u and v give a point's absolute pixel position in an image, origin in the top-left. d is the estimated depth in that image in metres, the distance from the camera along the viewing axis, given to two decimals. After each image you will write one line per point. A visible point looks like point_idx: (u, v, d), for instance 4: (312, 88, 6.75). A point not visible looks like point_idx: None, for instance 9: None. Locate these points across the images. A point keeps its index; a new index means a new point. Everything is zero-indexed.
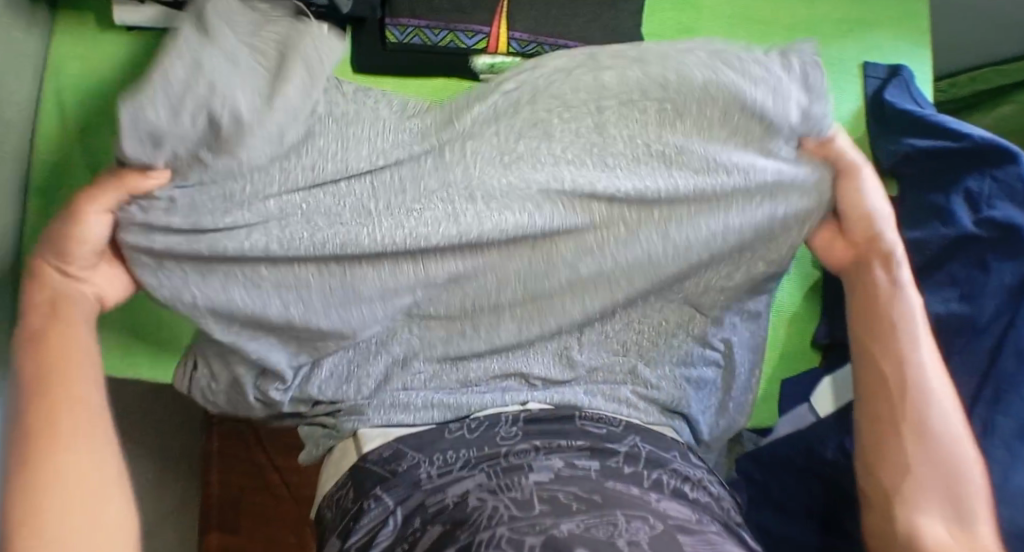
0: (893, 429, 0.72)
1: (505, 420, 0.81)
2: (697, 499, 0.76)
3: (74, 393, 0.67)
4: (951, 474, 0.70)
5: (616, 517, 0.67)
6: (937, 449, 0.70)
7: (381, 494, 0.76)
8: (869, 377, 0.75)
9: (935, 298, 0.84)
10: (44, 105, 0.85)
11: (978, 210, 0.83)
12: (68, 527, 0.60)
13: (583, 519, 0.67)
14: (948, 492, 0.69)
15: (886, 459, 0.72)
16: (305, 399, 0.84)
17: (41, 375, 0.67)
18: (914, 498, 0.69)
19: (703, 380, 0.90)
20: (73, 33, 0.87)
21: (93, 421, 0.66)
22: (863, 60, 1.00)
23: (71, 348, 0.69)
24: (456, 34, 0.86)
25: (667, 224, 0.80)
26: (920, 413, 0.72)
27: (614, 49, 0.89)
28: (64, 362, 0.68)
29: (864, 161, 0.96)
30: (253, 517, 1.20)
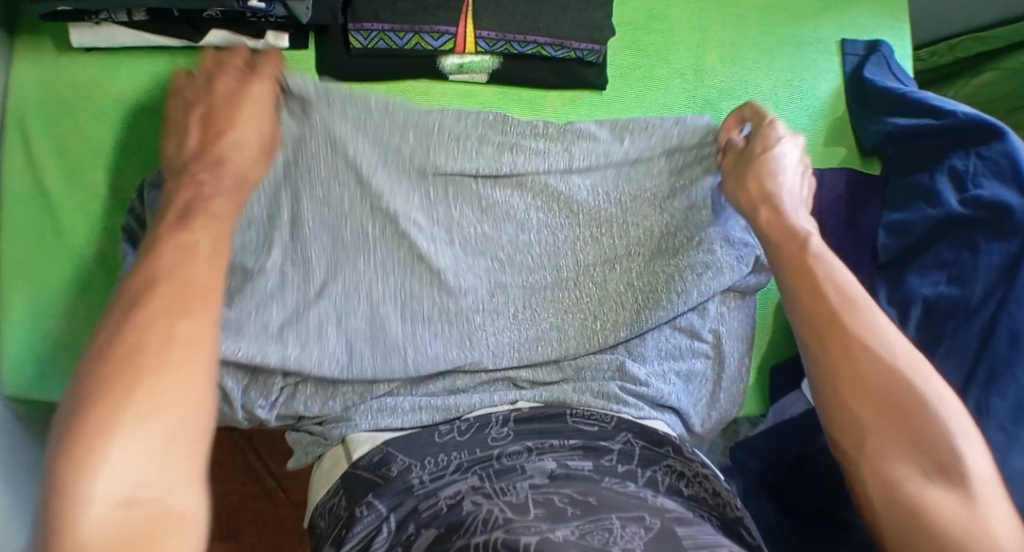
0: (844, 392, 0.66)
1: (495, 421, 0.81)
2: (693, 495, 0.75)
3: (196, 325, 0.58)
4: (912, 416, 0.63)
5: (611, 521, 0.66)
6: (897, 403, 0.64)
7: (373, 500, 0.74)
8: (802, 335, 0.70)
9: (923, 280, 0.82)
10: (7, 132, 0.84)
11: (965, 189, 0.82)
12: (129, 467, 0.51)
13: (579, 524, 0.65)
14: (921, 445, 0.62)
15: (843, 423, 0.66)
16: (290, 416, 0.83)
17: (170, 294, 0.59)
18: (887, 460, 0.63)
19: (691, 369, 0.89)
20: (30, 58, 0.84)
21: (200, 365, 0.57)
22: (841, 37, 0.97)
23: (196, 279, 0.61)
24: (422, 36, 0.84)
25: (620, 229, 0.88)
26: (868, 368, 0.66)
27: (585, 42, 0.87)
28: (189, 285, 0.60)
29: (846, 141, 0.94)
30: (254, 526, 1.20)
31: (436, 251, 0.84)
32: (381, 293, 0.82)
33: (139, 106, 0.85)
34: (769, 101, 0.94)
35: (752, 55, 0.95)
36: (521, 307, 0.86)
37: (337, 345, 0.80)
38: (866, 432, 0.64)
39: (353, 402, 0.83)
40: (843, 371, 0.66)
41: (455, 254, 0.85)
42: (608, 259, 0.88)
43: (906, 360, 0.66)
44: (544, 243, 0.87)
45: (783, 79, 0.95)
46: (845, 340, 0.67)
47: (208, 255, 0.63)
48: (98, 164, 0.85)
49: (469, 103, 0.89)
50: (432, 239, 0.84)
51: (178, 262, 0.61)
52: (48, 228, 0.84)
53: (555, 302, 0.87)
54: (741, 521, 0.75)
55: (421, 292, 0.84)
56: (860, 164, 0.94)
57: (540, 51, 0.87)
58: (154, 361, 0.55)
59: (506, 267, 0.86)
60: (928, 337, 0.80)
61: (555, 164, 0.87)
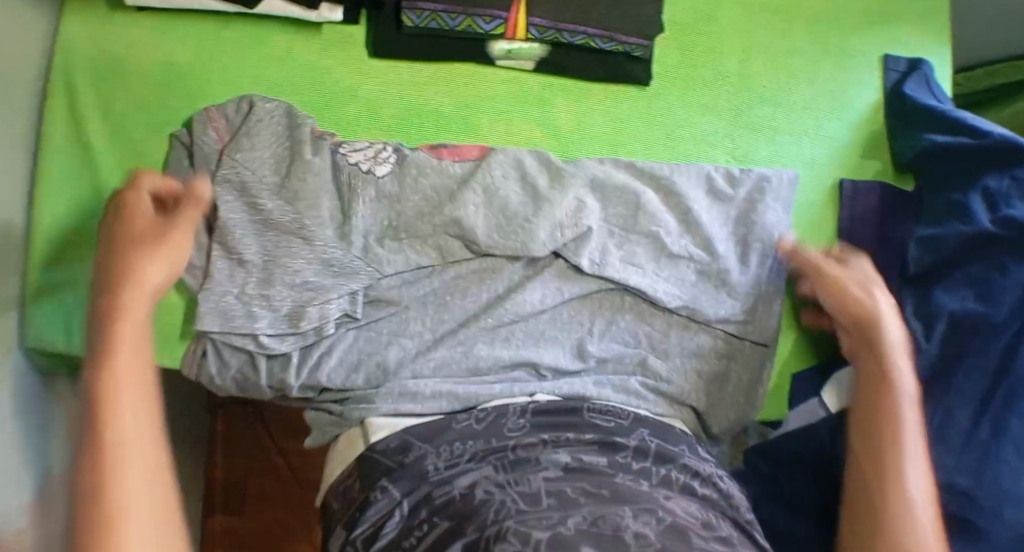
0: (884, 398, 0.73)
1: (512, 410, 0.80)
2: (706, 496, 0.75)
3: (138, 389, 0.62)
4: (920, 446, 0.71)
5: (623, 510, 0.67)
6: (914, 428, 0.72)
7: (388, 484, 0.74)
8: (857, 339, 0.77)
9: (951, 297, 0.83)
10: (53, 82, 0.84)
11: (996, 209, 0.83)
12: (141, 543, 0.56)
13: (591, 509, 0.67)
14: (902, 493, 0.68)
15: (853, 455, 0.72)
16: (313, 388, 0.82)
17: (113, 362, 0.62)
18: (873, 493, 0.69)
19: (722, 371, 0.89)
20: (84, 11, 0.85)
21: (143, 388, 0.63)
22: (883, 53, 0.98)
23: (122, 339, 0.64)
24: (473, 20, 0.85)
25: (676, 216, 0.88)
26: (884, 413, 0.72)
27: (635, 37, 0.88)
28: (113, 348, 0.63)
29: (880, 155, 0.95)
30: (257, 499, 1.19)
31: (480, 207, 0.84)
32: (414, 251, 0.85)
33: (187, 69, 0.85)
34: (807, 110, 0.95)
35: (796, 63, 0.96)
36: (540, 292, 0.85)
37: (378, 302, 0.83)
38: (890, 438, 0.71)
39: (374, 379, 0.82)
40: (885, 381, 0.74)
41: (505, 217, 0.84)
42: (633, 258, 0.86)
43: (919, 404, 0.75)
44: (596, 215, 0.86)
45: (822, 90, 0.95)
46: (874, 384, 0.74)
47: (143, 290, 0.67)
48: (141, 125, 0.84)
49: (514, 90, 0.90)
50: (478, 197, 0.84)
51: (105, 317, 0.64)
52: (86, 181, 0.84)
53: (569, 287, 0.86)
54: (755, 525, 0.76)
55: (445, 272, 0.85)
56: (893, 180, 0.95)
57: (588, 43, 0.87)
58: (112, 408, 0.60)
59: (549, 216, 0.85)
60: (950, 351, 0.81)
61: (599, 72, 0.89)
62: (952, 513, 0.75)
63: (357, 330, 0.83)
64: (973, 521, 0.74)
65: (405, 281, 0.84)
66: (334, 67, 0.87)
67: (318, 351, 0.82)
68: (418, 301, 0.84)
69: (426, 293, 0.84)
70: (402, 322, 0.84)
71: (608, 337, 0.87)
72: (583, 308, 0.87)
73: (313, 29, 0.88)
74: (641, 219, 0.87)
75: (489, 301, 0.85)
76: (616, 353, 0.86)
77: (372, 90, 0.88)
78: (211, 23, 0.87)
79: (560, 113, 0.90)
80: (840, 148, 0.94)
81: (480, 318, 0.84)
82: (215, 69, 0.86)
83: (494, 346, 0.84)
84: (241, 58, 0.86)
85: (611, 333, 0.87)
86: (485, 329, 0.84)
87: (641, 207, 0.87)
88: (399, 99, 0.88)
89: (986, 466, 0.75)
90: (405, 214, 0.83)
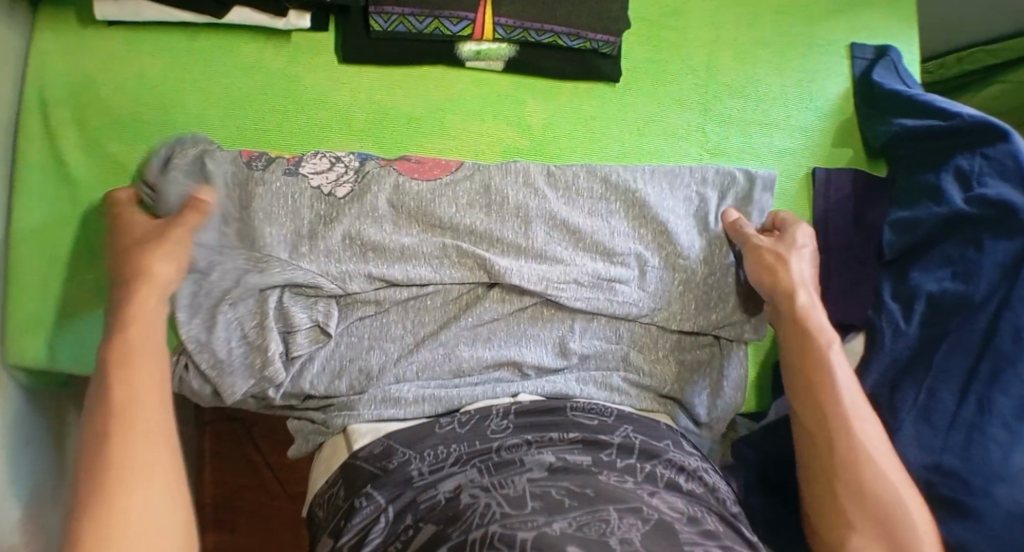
0: (825, 437, 0.74)
1: (496, 413, 0.79)
2: (692, 491, 0.73)
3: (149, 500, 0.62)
4: (871, 471, 0.72)
5: (609, 513, 0.65)
6: (861, 460, 0.72)
7: (371, 491, 0.73)
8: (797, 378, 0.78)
9: (928, 277, 0.83)
10: (28, 99, 0.84)
11: (970, 189, 0.83)
12: None
13: (576, 515, 0.65)
14: (874, 491, 0.71)
15: (820, 462, 0.74)
16: (294, 394, 0.81)
17: (127, 395, 0.66)
18: (847, 501, 0.72)
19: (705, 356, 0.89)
20: (54, 27, 0.86)
21: (164, 431, 0.66)
22: (850, 41, 0.99)
23: (141, 454, 0.63)
24: (441, 21, 0.86)
25: (637, 223, 0.87)
26: (840, 414, 0.74)
27: (602, 34, 0.89)
28: (129, 464, 0.62)
29: (852, 143, 0.95)
30: (249, 515, 1.19)
31: (439, 227, 0.84)
32: (392, 251, 0.82)
33: (159, 82, 0.86)
34: (778, 100, 0.95)
35: (763, 55, 0.97)
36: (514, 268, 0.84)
37: (359, 314, 0.83)
38: (835, 473, 0.73)
39: (354, 382, 0.81)
40: (821, 417, 0.75)
41: (469, 240, 0.84)
42: (603, 244, 0.86)
43: (869, 427, 0.74)
44: (556, 228, 0.86)
45: (792, 80, 0.96)
46: (829, 385, 0.76)
47: (143, 401, 0.66)
48: (115, 137, 0.85)
49: (486, 91, 0.90)
50: (434, 218, 0.84)
51: (109, 437, 0.63)
52: (62, 196, 0.84)
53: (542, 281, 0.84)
54: (742, 520, 0.75)
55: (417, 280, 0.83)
56: (866, 166, 0.95)
57: (556, 40, 0.88)
58: (130, 435, 0.64)
59: (510, 229, 0.85)
60: (932, 330, 0.81)
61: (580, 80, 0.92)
62: (938, 491, 0.75)
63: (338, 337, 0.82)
64: (964, 500, 0.73)
65: (378, 294, 0.83)
66: (306, 73, 0.88)
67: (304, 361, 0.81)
68: (398, 305, 0.84)
69: (396, 292, 0.83)
70: (385, 324, 0.83)
71: (593, 336, 0.86)
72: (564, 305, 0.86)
73: (281, 37, 0.89)
74: (599, 235, 0.86)
75: (467, 301, 0.85)
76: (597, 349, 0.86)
77: (343, 95, 0.88)
78: (182, 34, 0.87)
79: (532, 112, 0.91)
80: (811, 136, 0.95)
81: (461, 325, 0.84)
82: (185, 80, 0.86)
83: (475, 346, 0.84)
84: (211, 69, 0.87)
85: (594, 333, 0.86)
86: (465, 330, 0.84)
87: (600, 226, 0.87)
88: (370, 104, 0.88)
89: (972, 445, 0.75)
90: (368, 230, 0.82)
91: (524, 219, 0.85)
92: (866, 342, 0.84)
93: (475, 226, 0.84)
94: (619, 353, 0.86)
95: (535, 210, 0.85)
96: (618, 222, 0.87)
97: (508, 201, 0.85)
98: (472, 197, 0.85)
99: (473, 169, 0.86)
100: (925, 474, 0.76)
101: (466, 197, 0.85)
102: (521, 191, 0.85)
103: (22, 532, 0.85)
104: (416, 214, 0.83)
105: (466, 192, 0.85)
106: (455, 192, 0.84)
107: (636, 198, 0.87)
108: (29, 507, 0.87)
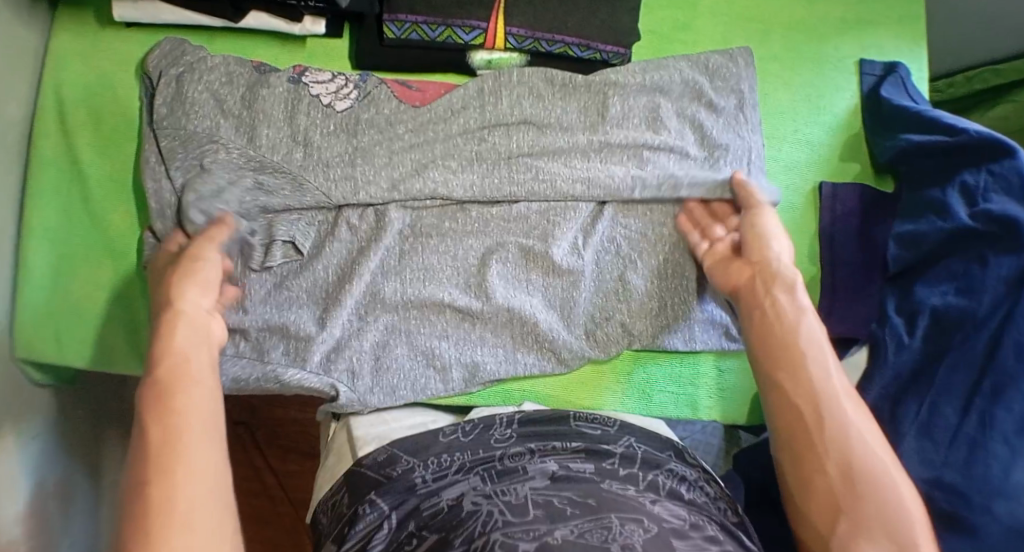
0: (787, 391, 0.71)
1: (500, 422, 0.80)
2: (695, 500, 0.70)
3: (202, 460, 0.62)
4: (846, 428, 0.67)
5: (611, 520, 0.60)
6: (792, 356, 0.72)
7: (376, 499, 0.71)
8: (761, 332, 0.75)
9: (933, 292, 0.84)
10: (43, 96, 0.85)
11: (974, 204, 0.83)
12: None
13: (579, 523, 0.60)
14: (852, 449, 0.66)
15: (779, 401, 0.71)
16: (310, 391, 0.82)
17: (168, 363, 0.67)
18: (823, 456, 0.67)
19: (696, 371, 0.90)
20: (73, 28, 0.87)
21: (215, 424, 0.65)
22: (859, 58, 0.99)
23: (199, 405, 0.65)
24: (453, 30, 0.87)
25: (656, 134, 0.89)
26: (811, 413, 0.69)
27: (612, 45, 0.89)
28: (183, 434, 0.63)
29: (860, 158, 0.96)
30: (252, 520, 1.19)
31: (446, 123, 0.86)
32: (409, 271, 0.85)
33: None
34: (787, 113, 0.96)
35: (772, 69, 0.97)
36: (516, 296, 0.86)
37: (416, 268, 0.85)
38: (817, 431, 0.68)
39: (345, 387, 0.82)
40: (787, 367, 0.72)
41: (521, 153, 0.86)
42: (635, 148, 0.88)
43: (837, 380, 0.71)
44: (585, 133, 0.88)
45: (800, 94, 0.97)
46: (808, 346, 0.72)
47: (200, 358, 0.69)
48: (127, 136, 0.86)
49: None
50: (458, 115, 0.87)
51: (160, 385, 0.66)
52: (74, 194, 0.85)
53: (547, 312, 0.86)
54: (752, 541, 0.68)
55: (430, 302, 0.84)
56: (874, 183, 0.96)
57: (567, 51, 0.89)
58: (181, 390, 0.66)
59: (550, 155, 0.87)
60: (935, 345, 0.81)
61: (590, 112, 0.89)
62: (939, 506, 0.75)
63: (364, 336, 0.83)
64: (964, 516, 0.73)
65: (456, 267, 0.86)
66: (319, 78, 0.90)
67: (322, 355, 0.82)
68: (452, 262, 0.86)
69: (410, 311, 0.85)
70: (394, 338, 0.84)
71: (597, 339, 0.87)
72: (577, 293, 0.87)
73: (297, 43, 0.90)
74: (623, 126, 0.89)
75: (534, 250, 0.86)
76: (606, 333, 0.87)
77: None
78: (198, 37, 0.89)
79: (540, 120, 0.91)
80: (819, 151, 0.96)
81: (492, 285, 0.85)
82: None
83: (484, 350, 0.85)
84: (210, 72, 0.84)
85: (605, 312, 0.88)
86: (474, 334, 0.85)
87: (621, 135, 0.88)
88: None
89: (974, 461, 0.74)
90: (396, 127, 0.86)
91: (600, 160, 0.88)
92: (871, 357, 0.85)
93: (534, 189, 0.86)
94: (626, 333, 0.88)
95: (579, 146, 0.87)
96: (630, 91, 0.89)
97: (554, 125, 0.88)
98: (535, 151, 0.87)
99: (528, 113, 0.87)
100: (925, 488, 0.76)
101: (524, 121, 0.87)
102: (563, 139, 0.87)
103: (24, 526, 0.86)
104: (471, 128, 0.86)
105: (523, 120, 0.87)
106: (511, 167, 0.86)
107: (662, 127, 0.89)
108: (31, 503, 0.87)
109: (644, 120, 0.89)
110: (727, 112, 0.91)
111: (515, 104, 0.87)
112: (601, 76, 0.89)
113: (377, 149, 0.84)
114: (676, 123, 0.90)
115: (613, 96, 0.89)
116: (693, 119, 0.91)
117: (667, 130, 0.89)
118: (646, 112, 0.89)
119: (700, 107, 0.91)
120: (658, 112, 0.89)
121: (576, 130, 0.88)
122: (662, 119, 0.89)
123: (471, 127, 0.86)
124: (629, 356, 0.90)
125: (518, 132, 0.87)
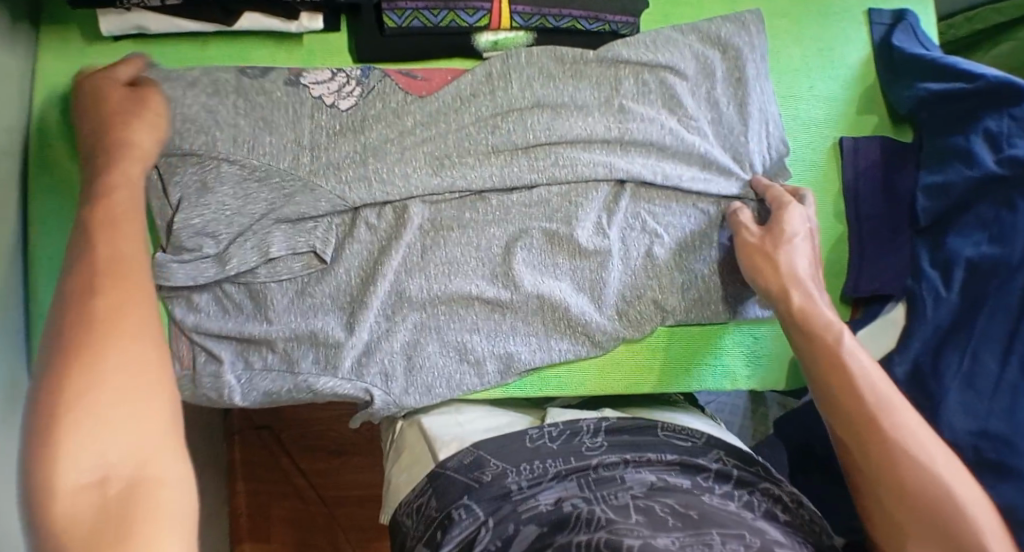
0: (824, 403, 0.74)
1: (586, 430, 0.79)
2: (792, 522, 0.69)
3: (131, 326, 0.52)
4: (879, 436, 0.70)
5: (712, 536, 0.58)
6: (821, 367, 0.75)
7: (470, 503, 0.70)
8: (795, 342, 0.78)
9: (965, 241, 0.83)
10: (38, 120, 0.82)
11: (999, 149, 0.82)
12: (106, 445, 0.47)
13: (680, 536, 0.58)
14: (888, 457, 0.69)
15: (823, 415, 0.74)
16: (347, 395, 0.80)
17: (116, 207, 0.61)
18: (863, 468, 0.70)
19: (760, 343, 0.91)
20: (59, 48, 0.83)
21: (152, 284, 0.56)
22: (867, 8, 0.97)
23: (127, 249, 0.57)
24: (457, 13, 0.84)
25: (671, 107, 0.87)
26: (846, 426, 0.72)
27: (620, 15, 0.87)
28: (118, 277, 0.55)
29: (876, 109, 0.95)
30: (285, 523, 1.17)
31: (454, 110, 0.83)
32: (432, 264, 0.83)
33: None
34: (801, 70, 0.94)
35: (782, 25, 0.95)
36: (544, 282, 0.84)
37: (439, 262, 0.83)
38: (854, 444, 0.71)
39: (379, 390, 0.81)
40: (818, 379, 0.75)
41: (536, 134, 0.84)
42: (649, 123, 0.86)
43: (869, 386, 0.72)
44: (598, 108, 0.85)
45: (812, 50, 0.95)
46: (837, 376, 0.73)
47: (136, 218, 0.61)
48: None
49: None
50: (467, 101, 0.83)
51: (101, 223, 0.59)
52: None
53: (576, 296, 0.85)
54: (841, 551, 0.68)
55: (458, 296, 0.82)
56: (892, 131, 0.95)
57: (575, 25, 0.86)
58: (114, 237, 0.58)
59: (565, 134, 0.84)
60: (971, 296, 0.81)
61: (604, 89, 0.85)
62: (986, 456, 0.74)
63: (394, 338, 0.81)
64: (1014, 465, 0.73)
65: (478, 255, 0.84)
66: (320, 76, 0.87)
67: (352, 360, 0.80)
68: (475, 252, 0.84)
69: (437, 308, 0.83)
70: (424, 336, 0.82)
71: (629, 317, 0.86)
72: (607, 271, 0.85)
73: (293, 41, 0.87)
74: (637, 100, 0.86)
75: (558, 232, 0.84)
76: (637, 309, 0.86)
77: None
78: (190, 44, 0.85)
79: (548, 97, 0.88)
80: (836, 106, 0.94)
81: (518, 270, 0.83)
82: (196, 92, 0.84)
83: (518, 339, 0.84)
84: (202, 83, 0.78)
85: (633, 291, 0.86)
86: (504, 326, 0.84)
87: (633, 110, 0.86)
88: None
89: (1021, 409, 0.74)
90: (407, 119, 0.82)
91: (617, 144, 0.85)
92: (907, 312, 0.84)
93: (553, 173, 0.84)
94: (656, 308, 0.87)
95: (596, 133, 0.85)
96: (642, 56, 0.86)
97: (568, 104, 0.85)
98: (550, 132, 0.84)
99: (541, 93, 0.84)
100: (973, 440, 0.75)
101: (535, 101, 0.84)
102: (578, 120, 0.84)
103: None
104: (483, 112, 0.84)
105: (534, 101, 0.84)
106: (527, 154, 0.84)
107: (675, 97, 0.87)
108: None
109: (657, 91, 0.87)
110: (739, 75, 0.89)
111: (525, 86, 0.84)
112: (610, 49, 0.86)
113: (387, 143, 0.81)
114: (688, 91, 0.88)
115: (624, 69, 0.86)
116: (705, 86, 0.88)
117: (680, 99, 0.87)
118: (658, 82, 0.87)
119: (712, 73, 0.89)
120: (669, 79, 0.87)
121: (591, 105, 0.85)
122: (675, 90, 0.87)
123: (483, 112, 0.83)
124: (662, 332, 0.89)
125: (534, 116, 0.84)
